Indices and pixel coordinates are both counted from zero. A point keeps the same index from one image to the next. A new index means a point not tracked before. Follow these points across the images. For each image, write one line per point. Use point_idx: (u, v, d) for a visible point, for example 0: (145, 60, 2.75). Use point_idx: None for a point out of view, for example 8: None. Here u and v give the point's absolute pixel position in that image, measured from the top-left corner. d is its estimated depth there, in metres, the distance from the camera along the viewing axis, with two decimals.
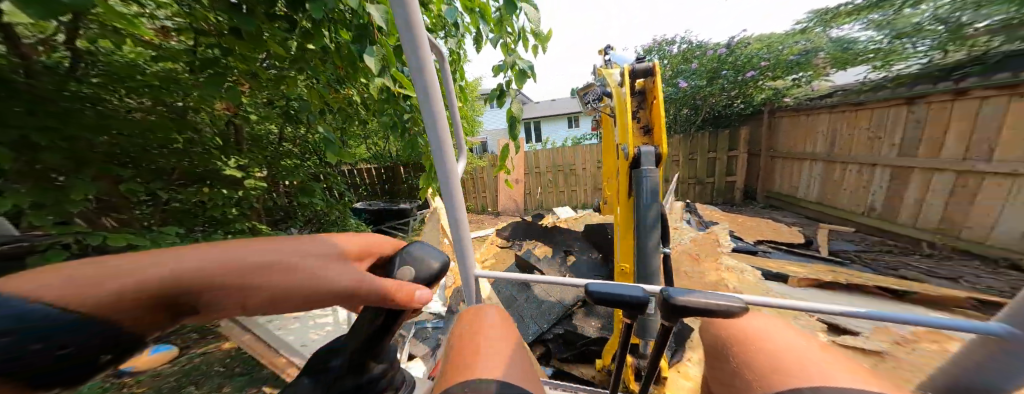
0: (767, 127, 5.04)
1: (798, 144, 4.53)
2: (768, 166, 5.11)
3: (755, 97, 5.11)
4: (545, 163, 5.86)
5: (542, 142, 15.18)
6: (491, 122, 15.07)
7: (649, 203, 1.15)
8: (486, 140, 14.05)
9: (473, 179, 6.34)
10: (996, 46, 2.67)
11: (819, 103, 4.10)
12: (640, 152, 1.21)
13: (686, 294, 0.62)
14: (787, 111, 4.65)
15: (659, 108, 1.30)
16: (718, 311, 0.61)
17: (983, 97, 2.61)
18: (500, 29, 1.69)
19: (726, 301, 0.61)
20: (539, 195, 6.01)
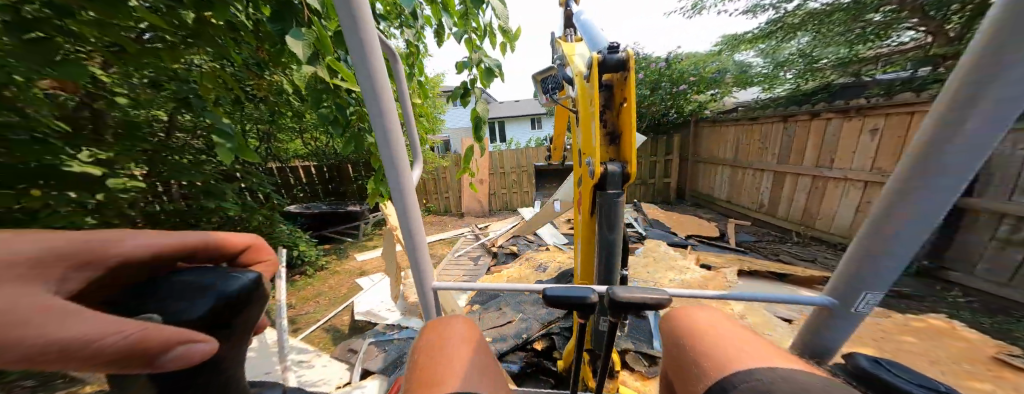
0: (693, 135, 5.49)
1: (709, 150, 5.20)
2: (692, 170, 5.61)
3: (685, 108, 5.46)
4: (511, 163, 5.78)
5: (504, 141, 14.68)
6: (456, 123, 13.94)
7: (613, 229, 1.04)
8: (450, 140, 12.92)
9: (435, 179, 5.80)
10: (835, 78, 3.57)
11: (728, 117, 4.75)
12: (606, 171, 1.03)
13: (627, 293, 0.62)
14: (708, 122, 5.16)
15: (629, 113, 1.03)
16: (650, 305, 0.62)
17: (828, 119, 3.33)
18: (465, 22, 1.34)
19: (657, 294, 0.63)
20: (503, 194, 5.91)
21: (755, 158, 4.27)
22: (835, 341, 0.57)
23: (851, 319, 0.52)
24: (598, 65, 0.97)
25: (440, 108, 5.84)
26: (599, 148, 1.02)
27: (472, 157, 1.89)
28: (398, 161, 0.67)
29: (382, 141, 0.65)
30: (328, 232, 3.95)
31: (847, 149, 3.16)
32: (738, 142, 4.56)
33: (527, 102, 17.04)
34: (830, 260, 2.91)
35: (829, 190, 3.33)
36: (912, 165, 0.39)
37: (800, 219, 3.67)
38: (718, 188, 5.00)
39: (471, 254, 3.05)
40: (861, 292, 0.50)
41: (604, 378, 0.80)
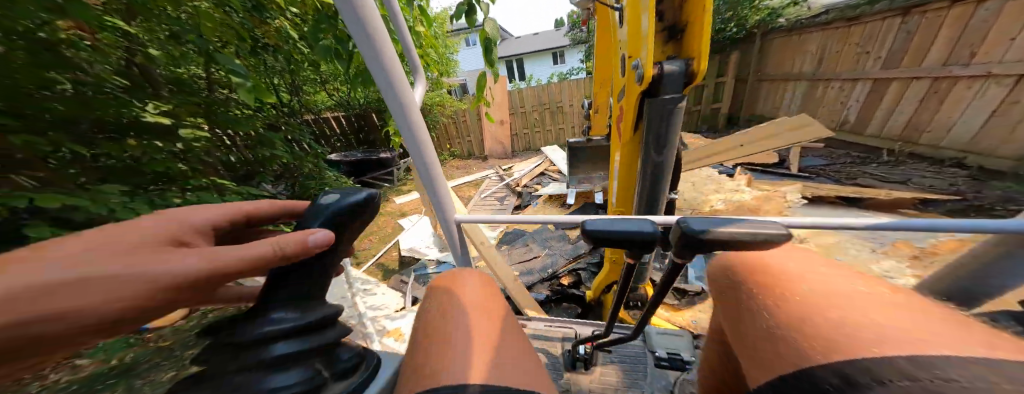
0: (760, 51, 4.46)
1: (783, 64, 4.14)
2: (752, 92, 4.68)
3: (750, 19, 4.38)
4: (531, 101, 5.52)
5: (524, 80, 14.06)
6: (472, 65, 13.46)
7: (659, 152, 0.90)
8: (467, 84, 12.59)
9: (455, 123, 5.88)
10: None
11: (813, 22, 3.63)
12: (658, 70, 0.84)
13: (702, 228, 0.49)
14: (781, 32, 4.11)
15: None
16: (740, 243, 0.49)
17: (981, 0, 2.36)
18: None
19: (753, 227, 0.49)
20: (526, 135, 5.78)
21: (845, 69, 3.33)
22: (1013, 281, 0.46)
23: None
24: None
25: (452, 48, 5.59)
26: (646, 40, 0.81)
27: (485, 86, 1.85)
28: (397, 82, 0.70)
29: (375, 67, 0.66)
30: (368, 178, 4.39)
31: (1002, 37, 2.27)
32: (830, 49, 3.48)
33: (546, 34, 15.52)
34: (928, 180, 2.31)
35: (952, 97, 2.55)
36: None
37: (898, 135, 2.95)
38: (788, 109, 4.09)
39: (497, 194, 3.13)
40: None
41: (652, 309, 0.76)
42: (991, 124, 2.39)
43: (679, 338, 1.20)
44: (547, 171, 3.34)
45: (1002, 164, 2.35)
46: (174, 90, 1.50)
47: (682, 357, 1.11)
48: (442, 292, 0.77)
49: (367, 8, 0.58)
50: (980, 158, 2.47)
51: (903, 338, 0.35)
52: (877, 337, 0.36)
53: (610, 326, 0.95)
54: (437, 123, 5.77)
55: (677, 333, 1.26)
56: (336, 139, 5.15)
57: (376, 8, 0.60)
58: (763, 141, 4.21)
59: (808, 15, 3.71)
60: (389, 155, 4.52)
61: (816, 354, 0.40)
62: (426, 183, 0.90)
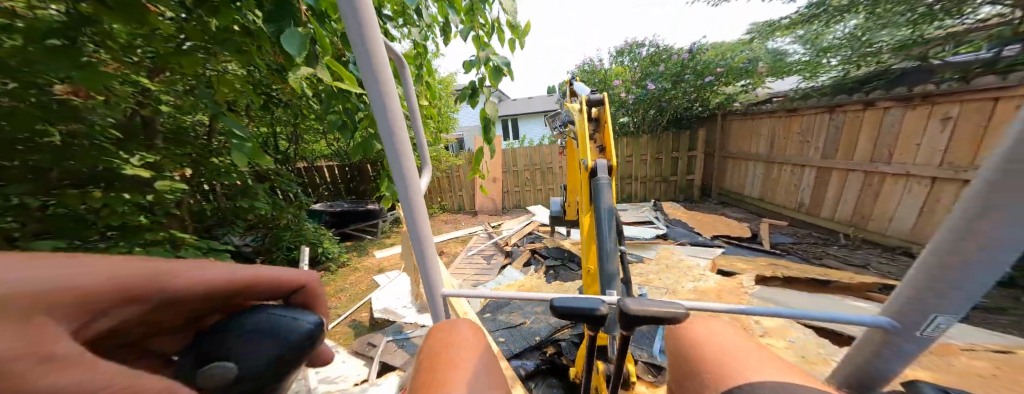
0: (721, 130, 5.13)
1: (743, 145, 4.74)
2: (721, 167, 5.23)
3: (711, 102, 5.11)
4: (523, 161, 5.74)
5: (517, 138, 14.67)
6: (467, 120, 14.12)
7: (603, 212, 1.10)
8: (462, 138, 13.09)
9: (448, 177, 5.94)
10: (894, 63, 2.92)
11: (761, 109, 4.30)
12: (596, 165, 1.22)
13: (639, 305, 0.58)
14: (738, 115, 4.78)
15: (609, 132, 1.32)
16: (666, 319, 0.57)
17: (886, 108, 2.93)
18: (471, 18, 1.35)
19: (670, 307, 0.58)
20: (516, 192, 5.88)
21: (794, 153, 3.88)
22: (897, 368, 0.41)
23: (918, 345, 0.37)
24: (585, 98, 1.39)
25: (452, 108, 5.89)
26: (590, 146, 1.24)
27: (483, 158, 1.90)
28: (408, 173, 0.62)
29: (393, 157, 0.61)
30: (349, 229, 4.17)
31: (909, 141, 2.77)
32: (777, 135, 4.10)
33: (538, 99, 16.87)
34: (883, 266, 2.57)
35: (887, 187, 2.94)
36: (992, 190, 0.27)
37: (848, 219, 3.28)
38: (751, 186, 4.57)
39: (484, 252, 3.10)
40: (933, 312, 0.34)
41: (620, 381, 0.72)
42: (924, 215, 2.70)
43: None
44: (537, 231, 3.41)
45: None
46: (168, 140, 1.48)
47: None
48: (430, 340, 0.69)
49: (390, 104, 0.57)
50: None
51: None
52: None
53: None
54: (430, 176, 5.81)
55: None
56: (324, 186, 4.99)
57: (404, 119, 0.60)
58: (730, 211, 4.62)
59: (756, 102, 4.44)
60: (377, 205, 4.41)
61: None
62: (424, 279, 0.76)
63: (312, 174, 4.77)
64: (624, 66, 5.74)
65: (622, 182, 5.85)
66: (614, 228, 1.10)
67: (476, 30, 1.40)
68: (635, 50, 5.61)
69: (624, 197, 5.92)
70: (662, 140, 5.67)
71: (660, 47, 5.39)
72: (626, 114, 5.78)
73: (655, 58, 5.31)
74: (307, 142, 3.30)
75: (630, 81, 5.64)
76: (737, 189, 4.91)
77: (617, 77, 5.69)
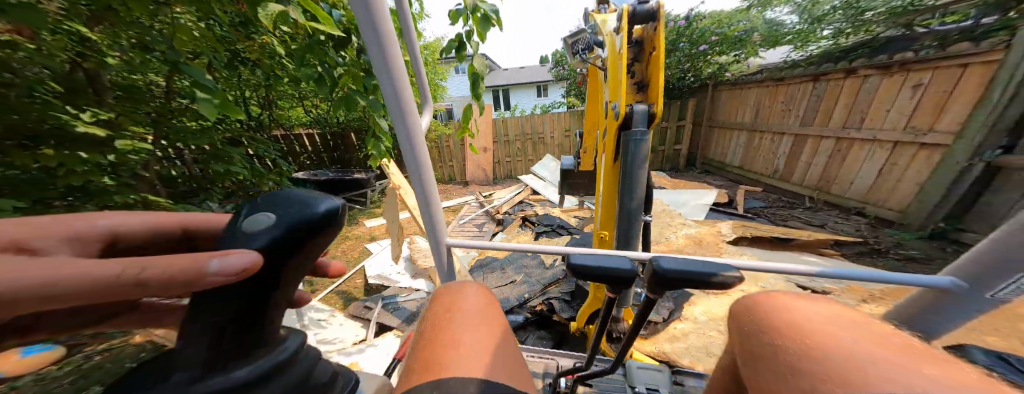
0: (710, 100, 5.16)
1: (729, 115, 4.82)
2: (707, 137, 5.31)
3: (703, 71, 5.08)
4: (515, 131, 5.64)
5: (509, 109, 14.28)
6: (456, 90, 13.55)
7: (637, 171, 1.04)
8: (452, 108, 12.61)
9: (438, 148, 5.80)
10: (881, 31, 3.04)
11: (750, 78, 4.39)
12: (631, 112, 1.07)
13: (677, 266, 0.58)
14: (727, 85, 4.83)
15: (656, 62, 1.11)
16: (712, 283, 0.57)
17: (865, 76, 3.02)
18: None
19: (720, 271, 0.57)
20: (508, 163, 5.84)
21: (776, 122, 4.01)
22: (949, 323, 0.50)
23: (981, 304, 0.45)
24: (624, 12, 1.06)
25: (442, 75, 5.60)
26: (624, 89, 1.06)
27: (471, 117, 1.86)
28: (409, 116, 0.59)
29: (393, 99, 0.57)
30: (338, 200, 4.09)
31: (880, 108, 2.90)
32: (763, 105, 4.19)
33: (531, 68, 16.22)
34: (840, 225, 2.83)
35: (852, 154, 3.12)
36: None
37: (815, 184, 3.51)
38: (734, 155, 4.75)
39: (476, 221, 3.15)
40: (1003, 280, 0.41)
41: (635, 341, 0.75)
42: (881, 177, 2.90)
43: (659, 373, 1.22)
44: (528, 200, 3.47)
45: (890, 214, 2.81)
46: (120, 98, 1.31)
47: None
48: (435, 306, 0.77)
49: (391, 37, 0.51)
50: (876, 210, 2.91)
51: None
52: None
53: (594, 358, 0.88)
54: None
55: (657, 365, 1.28)
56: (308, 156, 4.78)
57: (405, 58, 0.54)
58: (712, 179, 4.82)
59: (748, 72, 4.49)
60: (365, 176, 4.30)
61: None
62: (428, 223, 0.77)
63: (294, 142, 4.56)
64: None
65: None
66: (643, 185, 1.06)
67: None
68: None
69: None
70: None
71: None
72: None
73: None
74: (287, 108, 3.09)
75: None
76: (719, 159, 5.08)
77: None
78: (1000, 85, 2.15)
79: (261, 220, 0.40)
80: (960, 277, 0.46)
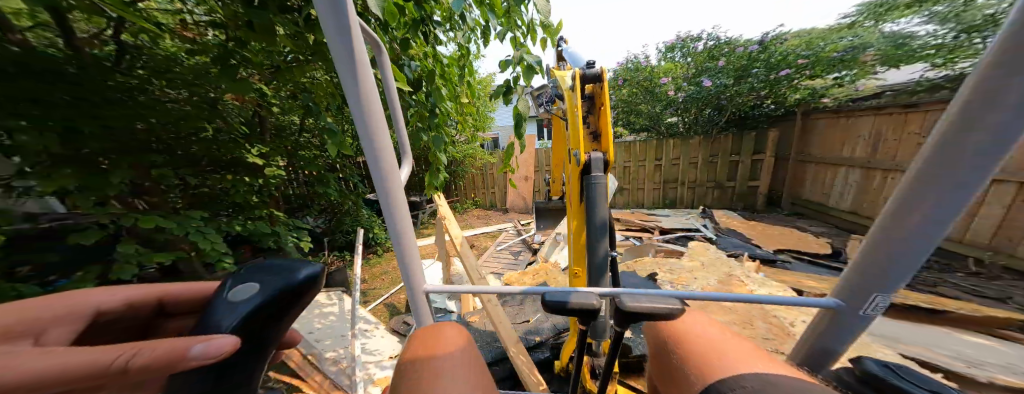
0: (801, 131, 4.31)
1: (832, 148, 3.89)
2: (796, 172, 4.41)
3: (787, 97, 4.35)
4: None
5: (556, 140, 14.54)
6: (501, 120, 14.29)
7: (596, 224, 0.96)
8: (500, 137, 13.38)
9: (482, 174, 6.19)
10: None
11: (859, 105, 3.52)
12: (588, 160, 1.04)
13: (641, 300, 0.51)
14: (826, 113, 3.95)
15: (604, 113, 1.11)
16: (661, 317, 0.52)
17: None
18: (509, 20, 1.42)
19: (666, 301, 0.53)
20: None
21: (909, 158, 3.04)
22: (840, 342, 0.52)
23: (863, 321, 0.48)
24: (577, 74, 1.11)
25: (489, 108, 6.10)
26: (582, 138, 1.04)
27: (515, 153, 1.98)
28: (383, 162, 0.55)
29: (369, 142, 0.53)
30: None
31: None
32: (883, 137, 3.26)
33: None
34: None
35: None
36: (914, 184, 0.37)
37: None
38: (841, 196, 3.72)
39: (512, 248, 3.18)
40: (873, 293, 0.45)
41: (611, 386, 0.60)
42: None
43: None
44: None
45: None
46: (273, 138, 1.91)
47: None
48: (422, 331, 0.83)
49: (366, 82, 0.49)
50: None
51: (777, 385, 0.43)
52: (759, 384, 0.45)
53: None
54: (466, 172, 6.22)
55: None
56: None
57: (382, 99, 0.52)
58: (809, 225, 3.81)
59: (862, 95, 3.56)
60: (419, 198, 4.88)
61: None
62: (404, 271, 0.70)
63: None
64: (675, 62, 5.35)
65: (666, 186, 5.43)
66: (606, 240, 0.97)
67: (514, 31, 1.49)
68: (689, 45, 5.18)
69: (668, 202, 5.43)
70: (717, 142, 5.01)
71: (722, 39, 4.87)
72: (675, 114, 5.43)
73: (715, 51, 4.83)
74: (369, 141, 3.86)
75: (681, 78, 5.20)
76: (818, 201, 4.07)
77: (667, 73, 5.31)
78: None
79: (246, 289, 0.48)
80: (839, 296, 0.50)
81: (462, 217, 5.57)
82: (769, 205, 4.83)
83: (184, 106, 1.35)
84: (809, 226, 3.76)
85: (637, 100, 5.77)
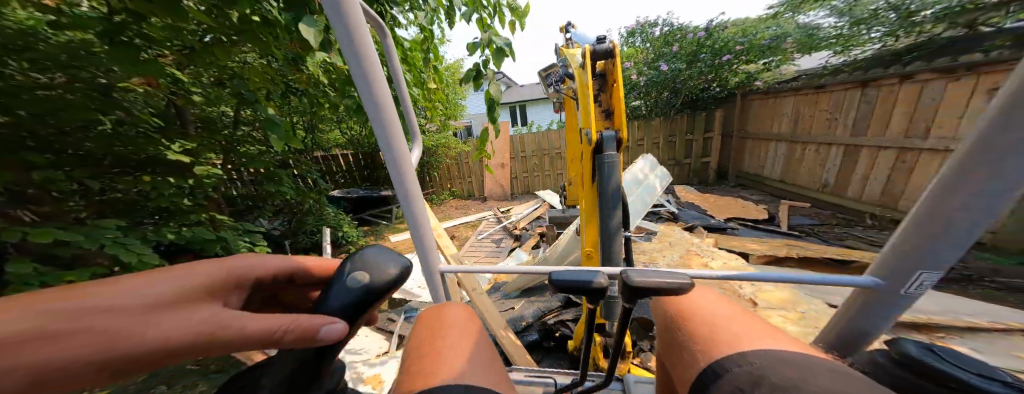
0: (741, 110, 4.86)
1: (765, 125, 4.48)
2: (739, 147, 5.01)
3: (729, 81, 4.87)
4: (532, 147, 5.68)
5: (524, 125, 14.56)
6: (472, 107, 14.06)
7: (610, 195, 1.02)
8: (471, 124, 13.08)
9: (457, 164, 6.05)
10: (938, 31, 2.70)
11: (784, 86, 4.08)
12: (602, 138, 1.08)
13: (645, 274, 0.51)
14: (759, 94, 4.52)
15: (616, 94, 1.16)
16: (671, 292, 0.50)
17: (925, 80, 2.70)
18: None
19: (676, 277, 0.51)
20: (527, 179, 5.90)
21: (821, 133, 3.63)
22: (878, 326, 0.50)
23: (903, 301, 0.45)
24: (588, 51, 1.12)
25: (460, 94, 5.88)
26: (594, 116, 1.08)
27: (489, 139, 1.93)
28: (392, 141, 0.55)
29: (377, 124, 0.54)
30: (366, 215, 4.39)
31: (952, 115, 2.55)
32: (802, 114, 3.84)
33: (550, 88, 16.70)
34: None
35: (924, 167, 2.71)
36: (976, 156, 0.32)
37: (877, 201, 3.07)
38: (773, 166, 4.34)
39: (494, 236, 3.20)
40: (917, 271, 0.41)
41: (620, 360, 0.60)
42: None
43: None
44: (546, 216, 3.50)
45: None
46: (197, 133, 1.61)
47: None
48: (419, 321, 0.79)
49: (367, 56, 0.47)
50: None
51: (779, 362, 0.48)
52: (762, 360, 0.49)
53: (585, 374, 0.73)
54: (439, 163, 6.01)
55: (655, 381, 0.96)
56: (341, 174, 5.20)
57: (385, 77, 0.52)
58: (750, 194, 4.41)
59: (785, 78, 4.13)
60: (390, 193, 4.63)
61: (726, 372, 0.51)
62: (418, 253, 0.72)
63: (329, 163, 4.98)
64: (635, 48, 5.71)
65: None
66: (620, 213, 1.03)
67: (479, 11, 1.40)
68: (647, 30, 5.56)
69: None
70: (674, 122, 5.46)
71: (674, 25, 5.24)
72: (637, 98, 5.80)
73: (669, 37, 5.20)
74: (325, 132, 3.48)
75: (641, 63, 5.54)
76: (755, 172, 4.71)
77: (629, 58, 5.63)
78: None
79: (357, 279, 0.51)
80: (880, 274, 0.46)
81: (440, 209, 5.47)
82: (718, 178, 5.45)
83: (63, 93, 1.06)
84: (749, 194, 4.36)
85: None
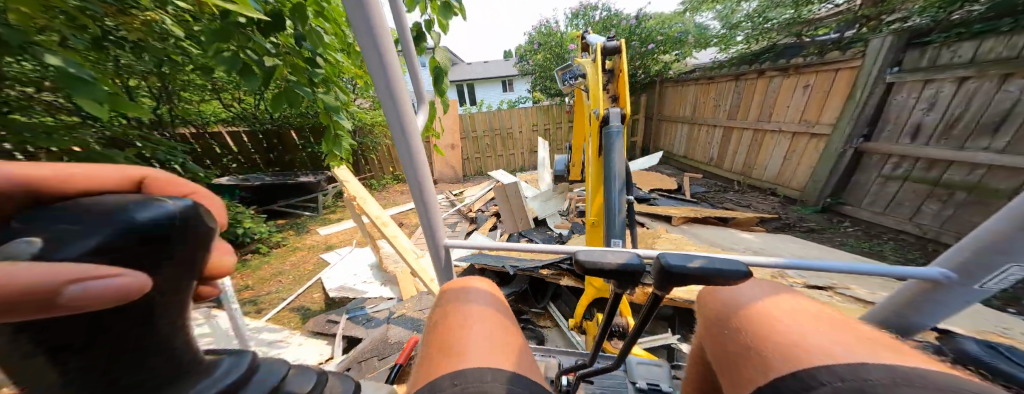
0: (659, 96, 5.62)
1: (674, 109, 5.34)
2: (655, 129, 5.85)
3: (652, 68, 5.62)
4: (482, 127, 5.60)
5: (474, 104, 13.89)
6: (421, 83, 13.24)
7: (614, 157, 1.17)
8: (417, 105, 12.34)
9: None
10: (780, 39, 3.65)
11: (688, 77, 4.95)
12: (608, 114, 1.29)
13: (685, 261, 0.46)
14: (671, 82, 5.31)
15: (622, 82, 1.45)
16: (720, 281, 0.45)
17: (772, 76, 3.62)
18: None
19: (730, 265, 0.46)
20: (476, 159, 5.76)
21: (709, 115, 4.57)
22: (932, 320, 0.45)
23: (971, 295, 0.40)
24: (600, 49, 1.43)
25: None
26: (601, 97, 1.31)
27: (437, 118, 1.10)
28: (399, 104, 0.60)
29: (384, 88, 0.57)
30: (277, 207, 3.84)
31: (783, 103, 3.50)
32: (698, 100, 4.77)
33: (496, 63, 16.30)
34: (760, 205, 3.37)
35: (766, 143, 3.73)
36: None
37: (740, 170, 4.10)
38: (679, 145, 5.28)
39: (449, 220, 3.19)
40: (1006, 263, 0.36)
41: (634, 343, 0.68)
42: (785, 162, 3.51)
43: (658, 367, 1.03)
44: None
45: (794, 192, 3.40)
46: None
47: (662, 389, 0.94)
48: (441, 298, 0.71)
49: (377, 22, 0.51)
50: (785, 189, 3.50)
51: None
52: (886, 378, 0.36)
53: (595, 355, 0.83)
54: (378, 144, 5.35)
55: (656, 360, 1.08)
56: (230, 159, 4.10)
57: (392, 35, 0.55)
58: (664, 169, 5.31)
59: (686, 71, 5.05)
60: (312, 178, 4.10)
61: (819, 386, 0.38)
62: (423, 219, 0.76)
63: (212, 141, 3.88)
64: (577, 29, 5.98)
65: None
66: (622, 175, 1.18)
67: None
68: (588, 14, 6.46)
69: None
70: None
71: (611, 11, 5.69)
72: None
73: (607, 23, 5.83)
74: (197, 102, 2.60)
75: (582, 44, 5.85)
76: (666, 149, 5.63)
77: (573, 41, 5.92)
78: (865, 87, 2.72)
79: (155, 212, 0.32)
80: (947, 266, 0.41)
81: (385, 194, 5.06)
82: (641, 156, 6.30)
83: None
84: (663, 169, 5.25)
85: (553, 66, 6.82)
